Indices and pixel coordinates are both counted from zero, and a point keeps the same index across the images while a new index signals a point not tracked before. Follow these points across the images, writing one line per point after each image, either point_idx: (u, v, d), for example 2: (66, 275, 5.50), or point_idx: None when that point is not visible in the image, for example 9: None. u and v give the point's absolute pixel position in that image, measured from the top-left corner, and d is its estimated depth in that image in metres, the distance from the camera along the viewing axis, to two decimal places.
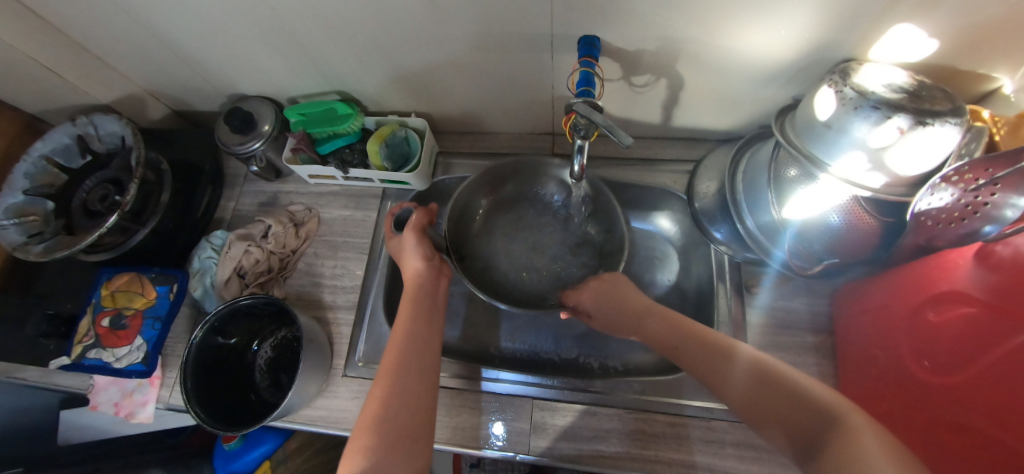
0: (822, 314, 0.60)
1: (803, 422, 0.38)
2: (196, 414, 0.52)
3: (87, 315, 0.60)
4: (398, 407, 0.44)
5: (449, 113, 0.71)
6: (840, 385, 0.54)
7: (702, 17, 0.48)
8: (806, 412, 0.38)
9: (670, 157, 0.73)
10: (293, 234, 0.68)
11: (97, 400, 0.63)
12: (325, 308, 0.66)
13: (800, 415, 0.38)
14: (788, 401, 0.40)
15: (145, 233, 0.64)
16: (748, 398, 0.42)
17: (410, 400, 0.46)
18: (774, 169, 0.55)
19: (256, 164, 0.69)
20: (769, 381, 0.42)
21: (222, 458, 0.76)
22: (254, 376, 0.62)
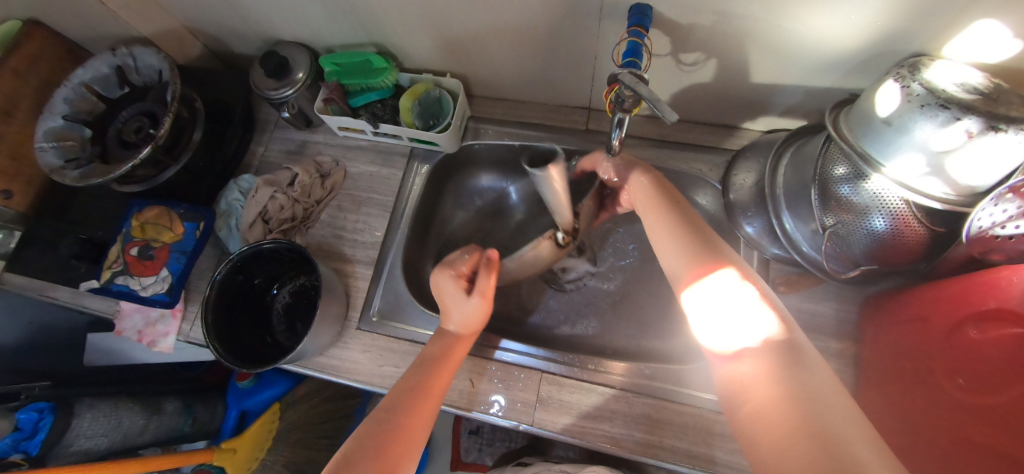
0: (849, 321, 0.57)
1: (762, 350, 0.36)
2: (215, 349, 0.53)
3: (117, 243, 0.62)
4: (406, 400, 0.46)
5: (485, 77, 0.69)
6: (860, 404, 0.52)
7: None
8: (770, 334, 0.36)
9: (707, 144, 0.70)
10: (319, 184, 0.68)
11: (123, 326, 0.65)
12: (345, 261, 0.66)
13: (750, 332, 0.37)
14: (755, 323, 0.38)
15: (177, 169, 0.64)
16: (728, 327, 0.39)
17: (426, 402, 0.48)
18: (822, 166, 0.53)
19: (288, 110, 0.68)
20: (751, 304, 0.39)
21: (236, 394, 0.80)
22: (272, 318, 0.64)
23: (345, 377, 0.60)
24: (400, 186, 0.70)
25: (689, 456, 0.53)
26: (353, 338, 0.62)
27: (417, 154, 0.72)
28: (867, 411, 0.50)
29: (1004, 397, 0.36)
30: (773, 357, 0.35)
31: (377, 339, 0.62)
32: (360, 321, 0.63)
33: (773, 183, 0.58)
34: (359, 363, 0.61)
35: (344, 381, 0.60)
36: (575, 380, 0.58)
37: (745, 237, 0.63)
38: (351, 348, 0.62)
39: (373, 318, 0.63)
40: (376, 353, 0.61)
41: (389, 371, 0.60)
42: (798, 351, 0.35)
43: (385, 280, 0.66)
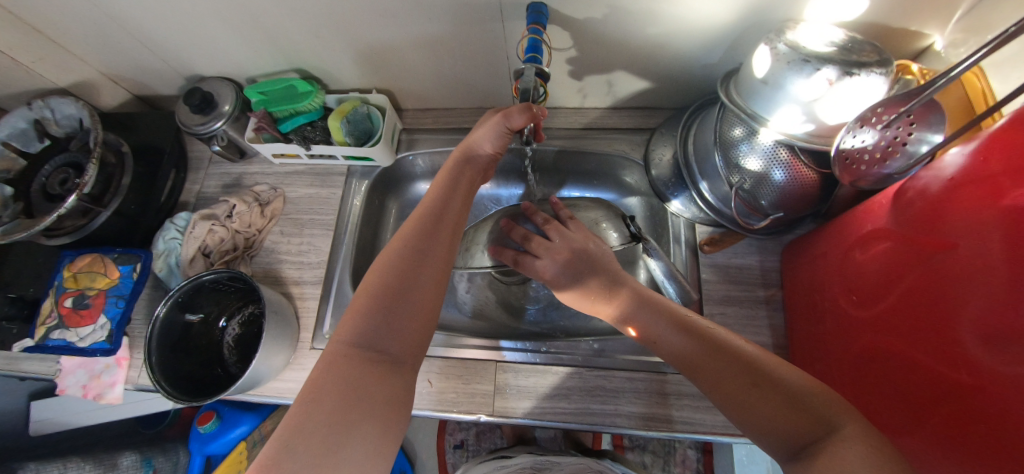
0: (773, 269, 0.61)
1: (783, 421, 0.35)
2: (161, 387, 0.52)
3: (50, 297, 0.60)
4: (398, 271, 0.43)
5: (411, 89, 0.72)
6: (790, 345, 0.56)
7: None
8: (796, 408, 0.35)
9: (628, 126, 0.74)
10: (258, 213, 0.68)
11: (65, 384, 0.63)
12: (292, 284, 0.66)
13: (752, 400, 0.37)
14: (741, 378, 0.38)
15: (108, 215, 0.64)
16: (740, 400, 0.38)
17: (432, 260, 0.45)
18: (721, 130, 0.57)
19: (218, 143, 0.69)
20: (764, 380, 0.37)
21: (198, 440, 0.76)
22: (223, 351, 0.64)
23: None
24: (340, 204, 0.71)
25: (644, 419, 0.55)
26: (308, 358, 0.62)
27: (355, 171, 0.74)
28: (799, 347, 0.54)
29: (887, 303, 0.40)
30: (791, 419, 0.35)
31: None
32: (313, 341, 0.63)
33: (686, 155, 0.63)
34: None
35: None
36: (530, 363, 0.60)
37: (674, 208, 0.67)
38: (306, 369, 0.62)
39: (327, 336, 0.63)
40: None
41: None
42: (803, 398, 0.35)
43: (334, 296, 0.66)
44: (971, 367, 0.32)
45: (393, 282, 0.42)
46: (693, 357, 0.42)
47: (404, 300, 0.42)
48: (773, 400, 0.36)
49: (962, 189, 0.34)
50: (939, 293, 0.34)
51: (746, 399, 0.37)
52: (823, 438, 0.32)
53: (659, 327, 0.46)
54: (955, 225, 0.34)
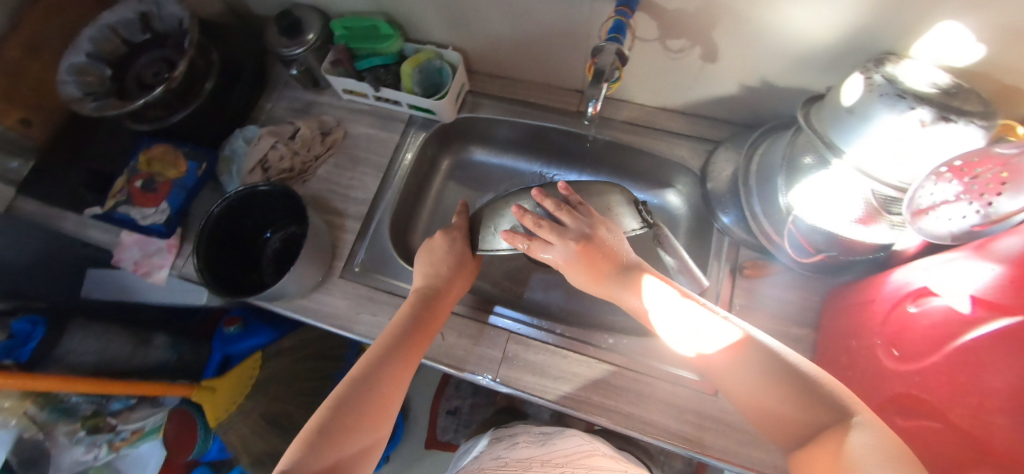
0: (812, 310, 0.59)
1: (792, 405, 0.36)
2: (203, 277, 0.56)
3: (124, 175, 0.65)
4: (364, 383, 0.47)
5: (485, 53, 0.72)
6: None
7: None
8: (813, 400, 0.36)
9: (688, 133, 0.71)
10: (319, 141, 0.72)
11: (120, 256, 0.68)
12: (335, 214, 0.69)
13: (758, 381, 0.38)
14: (743, 358, 0.39)
15: (186, 114, 0.67)
16: (752, 389, 0.39)
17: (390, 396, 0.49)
18: (790, 155, 0.55)
19: (297, 68, 0.72)
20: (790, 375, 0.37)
21: (221, 339, 0.82)
22: (260, 261, 0.68)
23: (322, 320, 0.63)
24: (395, 150, 0.73)
25: (641, 422, 0.55)
26: (335, 285, 0.65)
27: (416, 121, 0.75)
28: None
29: (930, 362, 0.37)
30: (808, 409, 0.36)
31: (357, 288, 0.65)
32: (343, 271, 0.66)
33: (748, 172, 0.60)
34: (337, 309, 0.64)
35: (322, 325, 0.63)
36: (541, 341, 0.60)
37: (720, 226, 0.64)
38: (332, 295, 0.64)
39: (357, 269, 0.66)
40: (355, 301, 0.64)
41: (367, 318, 0.63)
42: (811, 383, 0.36)
43: (371, 235, 0.69)
44: (1011, 440, 0.30)
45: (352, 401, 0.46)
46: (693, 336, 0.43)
47: (358, 427, 0.45)
48: (784, 391, 0.37)
49: None
50: (981, 353, 0.33)
51: (754, 386, 0.38)
52: (837, 430, 0.33)
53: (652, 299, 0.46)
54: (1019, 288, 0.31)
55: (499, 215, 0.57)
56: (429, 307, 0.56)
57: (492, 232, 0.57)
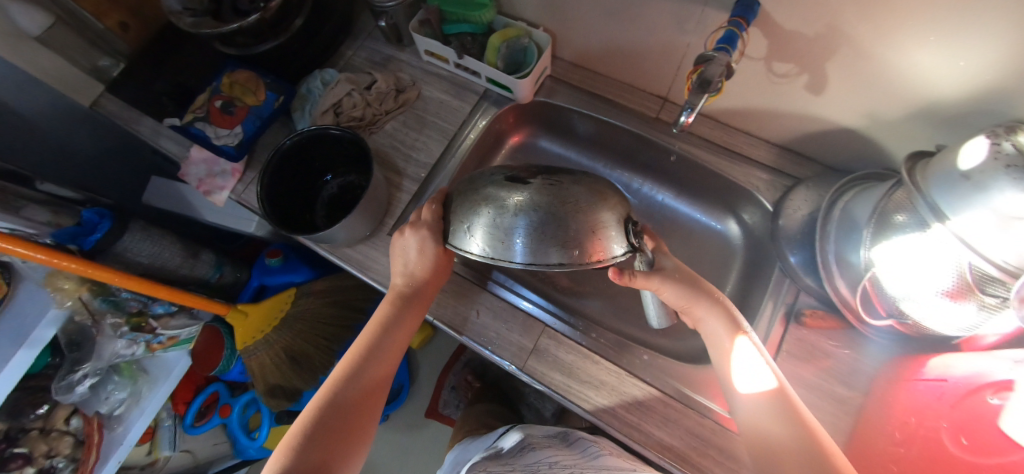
0: (865, 373, 0.55)
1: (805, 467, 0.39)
2: (263, 208, 0.58)
3: (205, 93, 0.67)
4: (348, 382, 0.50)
5: (574, 40, 0.70)
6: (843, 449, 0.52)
7: (878, 16, 0.44)
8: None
9: (771, 165, 0.67)
10: (393, 96, 0.72)
11: (186, 171, 0.71)
12: (395, 172, 0.69)
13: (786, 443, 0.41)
14: (782, 420, 0.42)
15: (273, 46, 0.69)
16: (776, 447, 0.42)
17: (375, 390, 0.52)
18: (882, 209, 0.51)
19: (385, 21, 0.72)
20: (791, 418, 0.42)
21: (261, 269, 0.86)
22: (316, 204, 0.69)
23: (364, 272, 0.64)
24: (464, 120, 0.73)
25: (659, 444, 0.53)
26: (382, 241, 0.66)
27: (489, 96, 0.74)
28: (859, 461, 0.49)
29: None
30: None
31: None
32: (392, 229, 0.66)
33: (828, 218, 0.57)
34: (380, 264, 0.64)
35: (363, 276, 0.64)
36: (574, 342, 0.59)
37: (782, 265, 0.62)
38: (377, 250, 0.65)
39: None
40: None
41: None
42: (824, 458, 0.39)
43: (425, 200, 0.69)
44: None
45: (338, 400, 0.48)
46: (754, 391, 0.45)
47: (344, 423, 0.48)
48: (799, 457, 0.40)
49: None
50: None
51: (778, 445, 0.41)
52: None
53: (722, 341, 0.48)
54: None
55: (476, 204, 0.42)
56: (408, 306, 0.55)
57: (464, 229, 0.44)
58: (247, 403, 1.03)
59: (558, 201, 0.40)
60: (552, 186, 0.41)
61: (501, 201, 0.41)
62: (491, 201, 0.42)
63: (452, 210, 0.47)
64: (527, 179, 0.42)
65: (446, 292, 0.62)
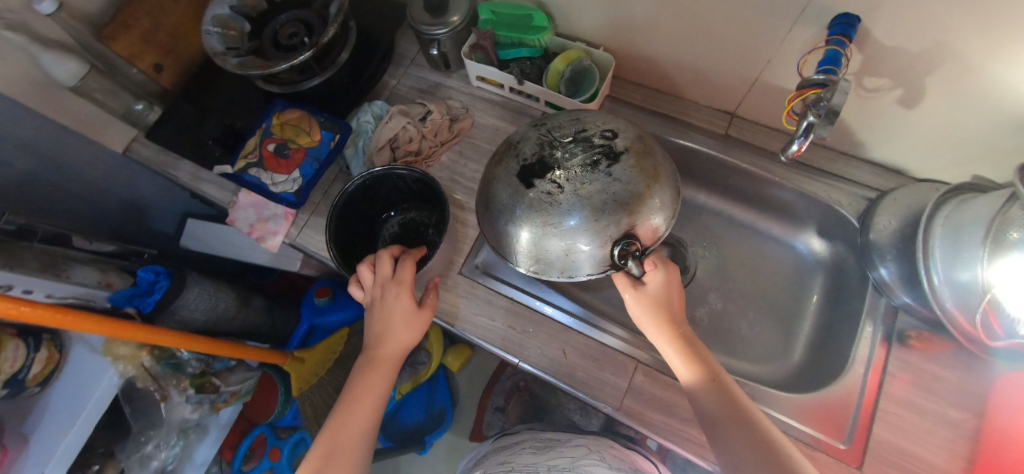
0: (977, 394, 0.53)
1: None
2: (336, 259, 0.55)
3: (257, 136, 0.64)
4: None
5: (636, 58, 0.67)
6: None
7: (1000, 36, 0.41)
8: None
9: (852, 178, 0.65)
10: (447, 126, 0.69)
11: (235, 216, 0.68)
12: (458, 207, 0.66)
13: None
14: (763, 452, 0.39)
15: (321, 80, 0.66)
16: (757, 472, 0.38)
17: None
18: (996, 225, 0.47)
19: (437, 48, 0.68)
20: (743, 421, 0.41)
21: (311, 308, 0.82)
22: (377, 243, 0.66)
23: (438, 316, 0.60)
24: None
25: None
26: (452, 281, 0.62)
27: None
28: None
29: None
30: None
31: (475, 288, 0.61)
32: (462, 267, 0.63)
33: (928, 233, 0.54)
34: (453, 307, 0.61)
35: (438, 321, 0.61)
36: (669, 377, 0.56)
37: (875, 279, 0.59)
38: (449, 291, 0.62)
39: (477, 267, 0.63)
40: (471, 302, 0.61)
41: (485, 322, 0.60)
42: None
43: None
44: None
45: None
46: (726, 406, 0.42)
47: None
48: None
49: None
50: None
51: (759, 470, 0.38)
52: None
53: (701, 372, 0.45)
54: None
55: (512, 193, 0.43)
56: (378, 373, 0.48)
57: (508, 222, 0.44)
58: (296, 442, 0.98)
59: (597, 173, 0.41)
60: (546, 199, 0.41)
61: (509, 188, 0.44)
62: (525, 185, 0.43)
63: (485, 204, 0.47)
64: (538, 175, 0.42)
65: (528, 332, 0.59)
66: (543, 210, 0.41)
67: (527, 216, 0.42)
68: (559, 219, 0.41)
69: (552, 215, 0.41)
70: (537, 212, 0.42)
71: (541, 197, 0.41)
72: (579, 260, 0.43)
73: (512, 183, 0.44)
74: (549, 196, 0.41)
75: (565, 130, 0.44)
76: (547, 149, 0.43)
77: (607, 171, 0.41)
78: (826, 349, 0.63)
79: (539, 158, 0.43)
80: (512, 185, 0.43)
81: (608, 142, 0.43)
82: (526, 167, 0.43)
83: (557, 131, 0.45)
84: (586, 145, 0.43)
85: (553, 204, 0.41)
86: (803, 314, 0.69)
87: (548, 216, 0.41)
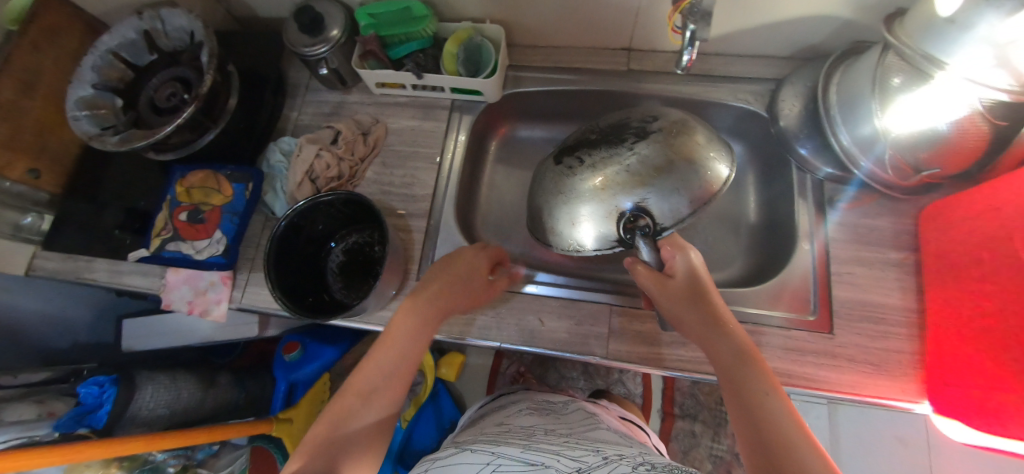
0: (907, 233, 0.58)
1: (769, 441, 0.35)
2: (284, 304, 0.52)
3: (164, 210, 0.60)
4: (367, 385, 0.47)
5: (525, 22, 0.67)
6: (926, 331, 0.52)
7: None
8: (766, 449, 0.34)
9: (752, 76, 0.68)
10: (361, 141, 0.67)
11: (170, 299, 0.63)
12: (396, 216, 0.65)
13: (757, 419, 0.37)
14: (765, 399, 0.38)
15: (216, 133, 0.62)
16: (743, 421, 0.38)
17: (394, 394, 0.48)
18: (879, 77, 0.51)
19: (326, 67, 0.67)
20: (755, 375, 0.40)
21: (282, 368, 0.78)
22: (327, 278, 0.63)
23: None
24: (443, 139, 0.68)
25: None
26: (414, 289, 0.61)
27: (458, 106, 0.71)
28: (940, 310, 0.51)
29: None
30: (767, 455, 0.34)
31: None
32: (419, 273, 0.62)
33: (827, 102, 0.58)
34: None
35: None
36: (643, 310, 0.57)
37: (797, 161, 0.63)
38: None
39: None
40: None
41: (457, 318, 0.59)
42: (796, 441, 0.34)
43: (438, 232, 0.64)
44: None
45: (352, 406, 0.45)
46: (733, 361, 0.41)
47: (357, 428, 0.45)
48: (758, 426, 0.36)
49: None
50: None
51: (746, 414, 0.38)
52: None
53: (727, 339, 0.43)
54: None
55: (552, 176, 0.53)
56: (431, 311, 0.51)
57: (553, 201, 0.52)
58: None
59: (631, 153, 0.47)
60: (574, 175, 0.50)
61: (554, 172, 0.53)
62: (563, 170, 0.52)
63: (536, 185, 0.56)
64: (569, 157, 0.52)
65: (502, 313, 0.59)
66: (582, 188, 0.49)
67: (569, 196, 0.50)
68: (597, 195, 0.48)
69: (591, 195, 0.48)
70: (576, 192, 0.49)
71: (581, 179, 0.49)
72: (616, 228, 0.48)
73: (559, 169, 0.52)
74: (584, 177, 0.49)
75: (606, 121, 0.52)
76: (580, 134, 0.53)
77: (634, 148, 0.47)
78: (777, 237, 0.67)
79: (576, 142, 0.53)
80: (559, 171, 0.52)
81: (643, 124, 0.48)
82: (570, 151, 0.53)
83: (601, 122, 0.52)
84: (615, 130, 0.50)
85: (589, 183, 0.48)
86: (749, 214, 0.72)
87: (583, 193, 0.49)
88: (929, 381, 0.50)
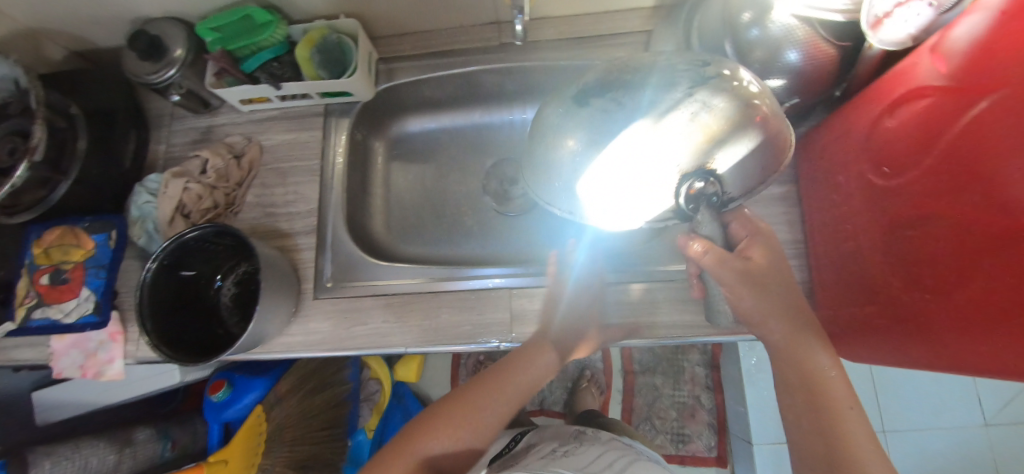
0: (788, 165, 0.59)
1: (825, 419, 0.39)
2: (162, 352, 0.49)
3: (23, 276, 0.58)
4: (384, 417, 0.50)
5: (382, 11, 0.63)
6: (811, 258, 0.53)
7: None
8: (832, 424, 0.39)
9: (625, 30, 0.66)
10: (235, 165, 0.63)
11: (60, 367, 0.59)
12: (283, 237, 0.62)
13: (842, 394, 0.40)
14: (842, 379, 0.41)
15: (70, 184, 0.57)
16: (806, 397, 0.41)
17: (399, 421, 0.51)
18: (732, 14, 0.50)
19: (177, 92, 0.61)
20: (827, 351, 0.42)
21: (212, 408, 0.77)
22: (222, 313, 0.60)
23: (313, 350, 0.57)
24: (322, 148, 0.65)
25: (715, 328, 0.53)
26: (312, 309, 0.59)
27: (333, 111, 0.67)
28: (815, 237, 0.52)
29: (918, 170, 0.36)
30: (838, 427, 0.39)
31: (336, 304, 0.59)
32: (315, 291, 0.59)
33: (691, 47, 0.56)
34: (324, 332, 0.58)
35: (316, 354, 0.57)
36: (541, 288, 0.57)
37: None
38: (313, 320, 0.58)
39: (329, 284, 0.60)
40: (339, 319, 0.58)
41: (361, 330, 0.57)
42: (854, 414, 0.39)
43: (330, 246, 0.62)
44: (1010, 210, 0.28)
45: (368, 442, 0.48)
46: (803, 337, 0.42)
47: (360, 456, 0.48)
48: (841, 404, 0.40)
49: (990, 54, 0.31)
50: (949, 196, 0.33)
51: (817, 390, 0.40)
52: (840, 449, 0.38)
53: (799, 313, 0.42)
54: (1001, 65, 0.29)
55: (574, 127, 0.37)
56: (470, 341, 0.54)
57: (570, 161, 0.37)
58: None
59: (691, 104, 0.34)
60: (607, 123, 0.36)
61: (571, 119, 0.38)
62: (593, 118, 0.36)
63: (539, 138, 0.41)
64: (597, 99, 0.37)
65: (405, 317, 0.57)
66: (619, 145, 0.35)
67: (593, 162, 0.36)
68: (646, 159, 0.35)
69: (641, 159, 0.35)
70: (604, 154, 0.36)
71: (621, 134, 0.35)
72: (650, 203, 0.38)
73: (586, 114, 0.37)
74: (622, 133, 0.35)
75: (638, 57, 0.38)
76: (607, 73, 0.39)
77: (690, 93, 0.34)
78: None
79: (601, 82, 0.38)
80: (585, 119, 0.37)
81: (695, 66, 0.36)
82: (594, 93, 0.37)
83: (626, 58, 0.39)
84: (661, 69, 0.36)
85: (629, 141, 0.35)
86: None
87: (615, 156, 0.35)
88: (817, 305, 0.52)
